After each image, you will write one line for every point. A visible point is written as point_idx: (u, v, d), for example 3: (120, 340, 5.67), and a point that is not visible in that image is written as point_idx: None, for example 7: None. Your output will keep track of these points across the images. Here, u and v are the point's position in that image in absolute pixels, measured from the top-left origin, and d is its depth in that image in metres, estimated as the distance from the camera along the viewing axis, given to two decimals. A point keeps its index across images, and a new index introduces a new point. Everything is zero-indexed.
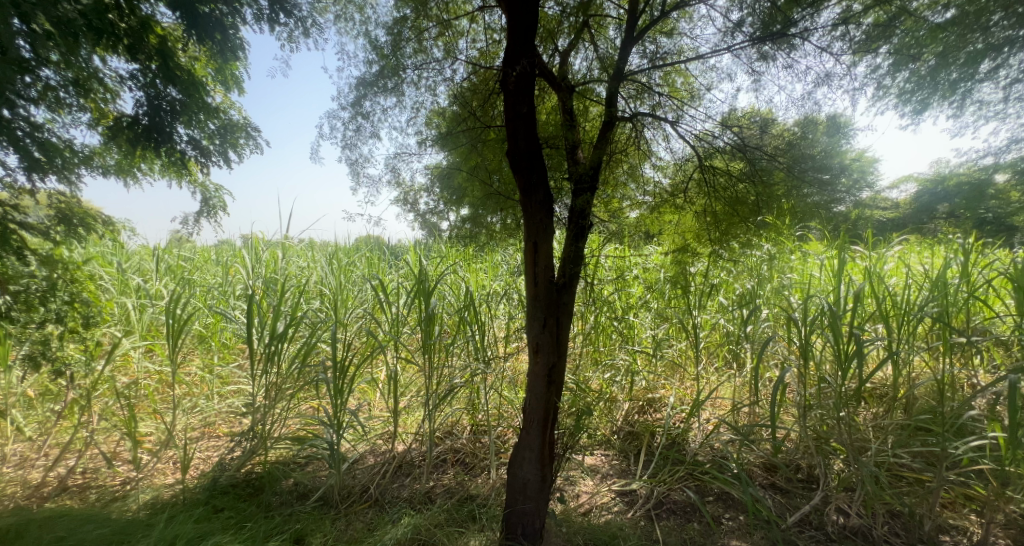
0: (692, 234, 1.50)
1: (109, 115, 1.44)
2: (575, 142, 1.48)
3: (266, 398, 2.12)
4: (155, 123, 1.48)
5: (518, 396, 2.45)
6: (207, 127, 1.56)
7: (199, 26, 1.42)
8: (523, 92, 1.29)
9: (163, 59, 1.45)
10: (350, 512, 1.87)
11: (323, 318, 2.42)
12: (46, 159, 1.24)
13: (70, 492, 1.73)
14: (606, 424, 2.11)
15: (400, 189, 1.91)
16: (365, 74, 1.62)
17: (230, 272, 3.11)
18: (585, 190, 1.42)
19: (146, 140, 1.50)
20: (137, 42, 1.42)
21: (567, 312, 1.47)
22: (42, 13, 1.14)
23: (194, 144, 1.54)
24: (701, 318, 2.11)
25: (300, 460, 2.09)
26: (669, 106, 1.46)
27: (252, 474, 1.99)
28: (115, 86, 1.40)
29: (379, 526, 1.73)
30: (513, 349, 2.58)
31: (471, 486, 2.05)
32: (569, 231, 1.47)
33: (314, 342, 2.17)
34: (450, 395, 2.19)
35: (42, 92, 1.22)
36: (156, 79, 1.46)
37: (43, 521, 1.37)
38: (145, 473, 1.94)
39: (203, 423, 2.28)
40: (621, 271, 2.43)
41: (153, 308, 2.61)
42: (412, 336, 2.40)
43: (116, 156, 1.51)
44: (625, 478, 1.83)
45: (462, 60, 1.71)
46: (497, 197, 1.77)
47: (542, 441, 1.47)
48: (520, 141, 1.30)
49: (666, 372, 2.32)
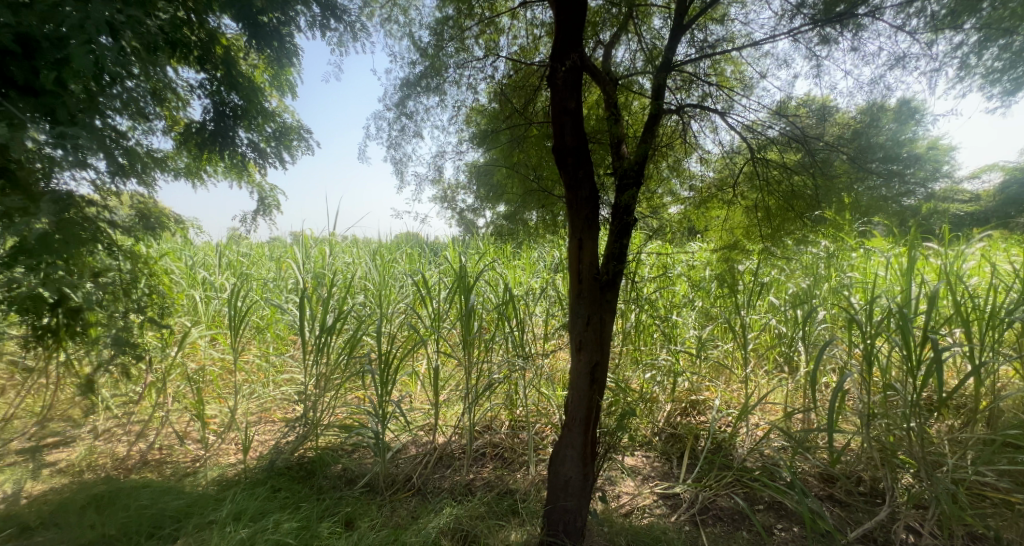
0: (743, 230, 1.45)
1: (181, 122, 1.59)
2: (619, 136, 1.45)
3: (317, 387, 2.23)
4: (222, 129, 1.66)
5: (556, 393, 2.44)
6: (264, 130, 1.76)
7: (260, 36, 1.54)
8: (570, 87, 1.28)
9: (228, 69, 1.62)
10: (395, 500, 1.92)
11: (368, 312, 2.51)
12: (130, 165, 1.33)
13: (150, 466, 1.90)
14: (648, 425, 2.07)
15: (440, 186, 1.94)
16: (409, 75, 1.67)
17: (283, 267, 3.28)
18: (630, 185, 1.38)
19: (211, 144, 1.68)
20: (205, 53, 1.58)
21: (611, 311, 1.45)
22: (130, 31, 1.27)
23: (254, 146, 1.74)
24: (751, 318, 2.01)
25: (348, 447, 2.18)
26: (718, 97, 1.40)
27: (305, 458, 2.10)
28: (187, 96, 1.54)
29: (422, 514, 1.78)
30: (551, 347, 2.57)
31: (510, 480, 2.07)
32: (614, 228, 1.44)
33: (360, 335, 2.25)
34: (489, 390, 2.21)
35: (127, 102, 1.29)
36: (220, 87, 1.63)
37: (131, 490, 1.54)
38: (212, 452, 2.10)
39: (260, 408, 2.42)
40: (664, 268, 2.36)
41: (217, 299, 2.80)
42: (452, 331, 2.45)
43: (186, 161, 1.64)
44: (668, 480, 1.79)
45: (505, 57, 1.72)
46: (537, 194, 1.76)
47: (585, 439, 1.46)
48: (567, 136, 1.29)
49: (712, 374, 2.24)
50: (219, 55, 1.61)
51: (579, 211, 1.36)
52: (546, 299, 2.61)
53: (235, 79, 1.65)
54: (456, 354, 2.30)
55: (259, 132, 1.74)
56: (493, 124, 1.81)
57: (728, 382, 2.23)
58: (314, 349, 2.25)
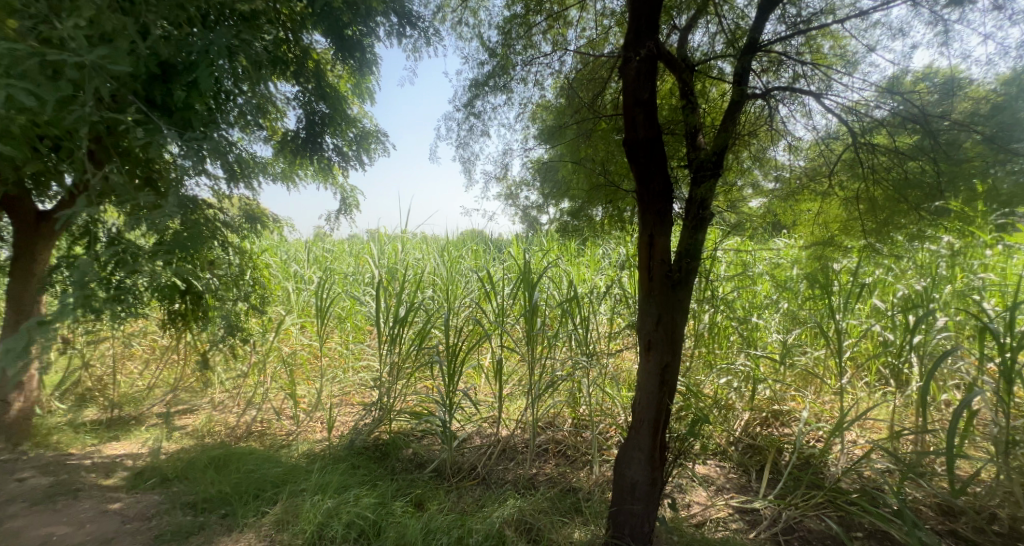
0: (840, 224, 1.31)
1: (281, 131, 1.91)
2: (696, 126, 1.37)
3: (390, 375, 2.35)
4: (312, 134, 1.92)
5: (621, 393, 2.37)
6: (347, 135, 2.02)
7: (346, 49, 1.80)
8: (646, 76, 1.22)
9: (318, 80, 1.85)
10: (461, 487, 1.97)
11: (435, 306, 2.60)
12: (240, 171, 1.51)
13: (253, 436, 2.17)
14: (723, 433, 1.94)
15: (503, 184, 1.95)
16: (478, 75, 1.70)
17: (360, 261, 3.50)
18: (707, 177, 1.29)
19: (304, 148, 1.96)
20: (300, 69, 1.83)
21: (684, 310, 1.38)
22: (242, 53, 1.46)
23: (338, 150, 2.02)
24: (848, 323, 1.81)
25: (417, 434, 2.28)
26: (813, 77, 1.28)
27: (380, 440, 2.24)
28: (285, 106, 1.82)
29: (487, 503, 1.81)
30: (616, 346, 2.51)
31: (573, 478, 2.04)
32: (687, 223, 1.36)
33: (429, 327, 2.34)
34: (552, 387, 2.19)
35: (238, 116, 1.60)
36: (312, 97, 1.86)
37: (239, 455, 1.81)
38: (302, 428, 2.32)
39: (340, 392, 2.59)
40: (743, 267, 2.20)
41: (305, 290, 3.05)
42: (515, 327, 2.47)
43: (284, 162, 1.98)
44: (744, 494, 1.67)
45: (572, 51, 1.68)
46: (604, 188, 1.71)
47: (653, 442, 1.40)
48: (639, 129, 1.24)
49: (797, 382, 2.05)
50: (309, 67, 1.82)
51: (648, 205, 1.30)
52: (611, 297, 2.54)
53: (323, 89, 1.88)
54: (518, 349, 2.31)
55: (341, 136, 2.01)
56: (560, 119, 1.78)
57: (820, 391, 2.02)
58: (387, 338, 2.38)
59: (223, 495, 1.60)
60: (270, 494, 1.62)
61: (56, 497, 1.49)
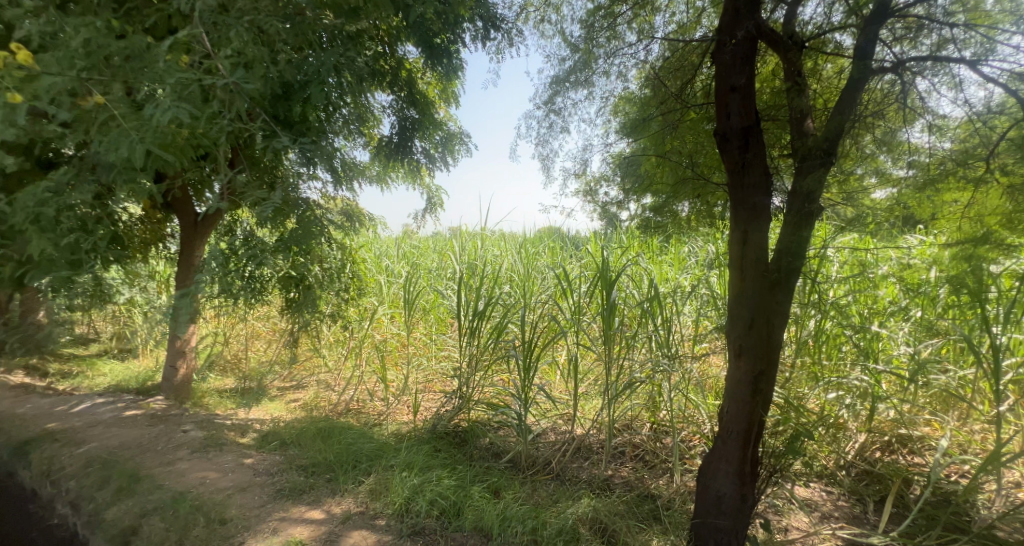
0: (1001, 219, 1.00)
1: (377, 138, 2.16)
2: (804, 109, 1.23)
3: (469, 365, 2.42)
4: (404, 138, 2.14)
5: (707, 400, 2.22)
6: (433, 139, 2.20)
7: (434, 57, 1.96)
8: (742, 61, 1.12)
9: (410, 89, 2.06)
10: (535, 480, 1.97)
11: (512, 301, 2.61)
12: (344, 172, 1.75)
13: (351, 413, 2.58)
14: (830, 454, 1.73)
15: (583, 180, 1.91)
16: (559, 71, 1.65)
17: (443, 256, 3.67)
18: (816, 165, 1.15)
19: (396, 152, 2.19)
20: (396, 80, 2.05)
21: (782, 314, 1.23)
22: (347, 70, 1.68)
23: (426, 153, 2.21)
24: (1007, 339, 1.50)
25: (494, 424, 2.34)
26: (968, 40, 1.05)
27: (459, 427, 2.34)
28: (381, 115, 2.05)
29: (561, 499, 1.79)
30: (702, 351, 2.36)
31: (651, 485, 1.95)
32: (790, 218, 1.22)
33: (506, 322, 2.37)
34: (630, 388, 2.09)
35: (343, 127, 1.87)
36: (404, 105, 2.09)
37: (341, 429, 2.17)
38: (391, 410, 2.61)
39: (422, 379, 2.79)
40: (860, 269, 1.93)
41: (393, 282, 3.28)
42: (592, 325, 2.42)
43: (378, 166, 2.24)
44: (855, 525, 1.48)
45: (659, 39, 1.59)
46: (692, 182, 1.60)
47: (743, 455, 1.28)
48: (734, 119, 1.13)
49: (933, 405, 1.76)
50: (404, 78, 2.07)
51: (742, 198, 1.18)
52: (695, 299, 2.39)
53: (415, 97, 2.09)
54: (594, 348, 2.26)
55: (429, 139, 2.20)
56: (644, 109, 1.69)
57: (965, 417, 1.70)
58: (466, 331, 2.47)
59: (324, 459, 1.92)
60: (364, 463, 1.89)
61: (209, 447, 2.06)
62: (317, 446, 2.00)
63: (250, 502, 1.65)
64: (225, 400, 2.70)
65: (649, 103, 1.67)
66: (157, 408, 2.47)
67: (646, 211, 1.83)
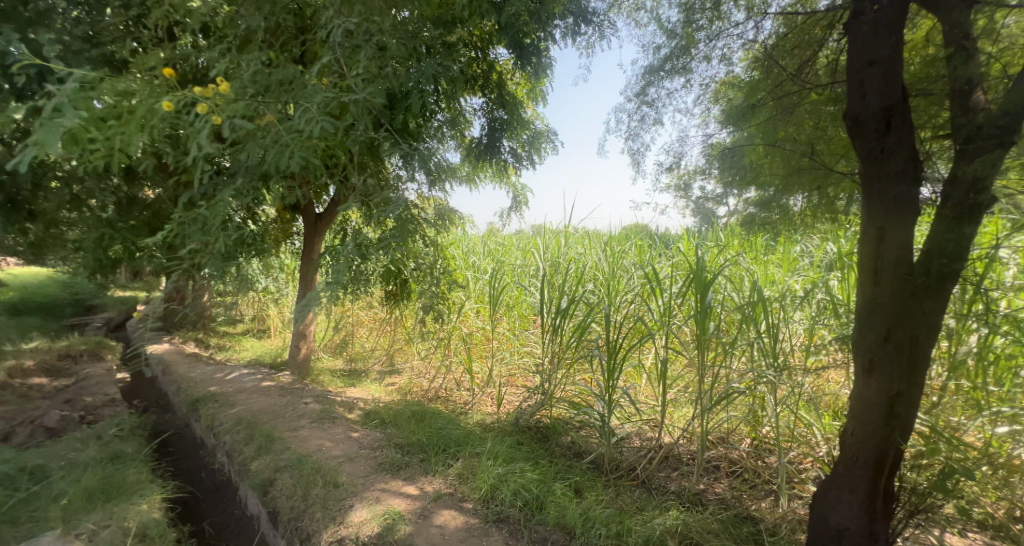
0: None
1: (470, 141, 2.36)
2: (975, 77, 0.99)
3: (551, 362, 2.46)
4: (492, 140, 2.35)
5: (823, 419, 1.95)
6: (521, 138, 2.41)
7: (524, 55, 2.12)
8: (888, 26, 0.95)
9: (500, 91, 2.28)
10: (619, 484, 1.93)
11: (596, 301, 2.59)
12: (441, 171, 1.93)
13: (439, 399, 3.05)
14: (994, 498, 1.44)
15: (676, 175, 1.72)
16: (652, 59, 1.51)
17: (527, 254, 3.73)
18: (993, 146, 0.92)
19: (486, 152, 2.40)
20: (487, 83, 2.28)
21: (930, 324, 1.03)
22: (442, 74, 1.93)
23: (514, 152, 2.41)
24: None
25: (577, 423, 2.34)
26: None
27: (541, 423, 2.41)
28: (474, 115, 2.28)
29: (647, 508, 1.72)
30: (816, 364, 2.08)
31: (752, 506, 1.78)
32: (945, 213, 1.01)
33: (590, 321, 2.33)
34: (727, 399, 1.91)
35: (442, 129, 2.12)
36: (495, 106, 2.31)
37: (433, 414, 2.54)
38: (476, 400, 2.97)
39: (505, 371, 3.03)
40: None
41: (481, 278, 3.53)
42: (682, 329, 2.26)
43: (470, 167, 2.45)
44: None
45: (773, 13, 1.42)
46: (810, 173, 1.39)
47: (873, 486, 1.11)
48: (873, 97, 0.97)
49: None
50: (493, 86, 2.28)
51: (881, 189, 1.00)
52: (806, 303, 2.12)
53: (503, 100, 2.31)
54: (685, 353, 2.11)
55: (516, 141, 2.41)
56: (750, 96, 1.51)
57: None
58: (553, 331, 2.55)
59: (417, 437, 2.23)
60: (452, 445, 2.14)
61: (324, 417, 2.66)
62: (411, 425, 2.35)
63: (358, 468, 2.03)
64: (334, 377, 3.71)
65: (758, 87, 1.50)
66: (286, 381, 3.42)
67: (748, 207, 1.59)
